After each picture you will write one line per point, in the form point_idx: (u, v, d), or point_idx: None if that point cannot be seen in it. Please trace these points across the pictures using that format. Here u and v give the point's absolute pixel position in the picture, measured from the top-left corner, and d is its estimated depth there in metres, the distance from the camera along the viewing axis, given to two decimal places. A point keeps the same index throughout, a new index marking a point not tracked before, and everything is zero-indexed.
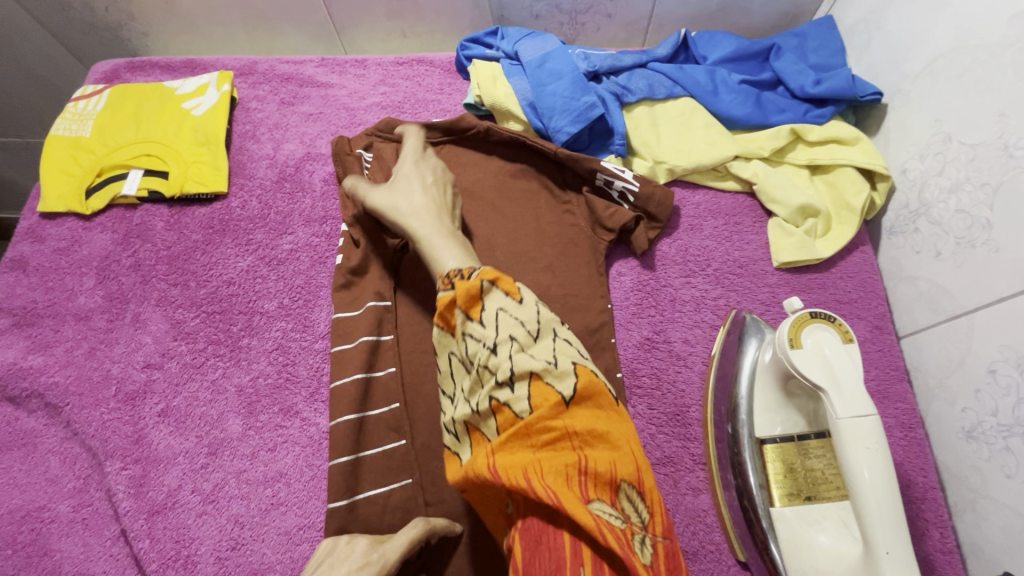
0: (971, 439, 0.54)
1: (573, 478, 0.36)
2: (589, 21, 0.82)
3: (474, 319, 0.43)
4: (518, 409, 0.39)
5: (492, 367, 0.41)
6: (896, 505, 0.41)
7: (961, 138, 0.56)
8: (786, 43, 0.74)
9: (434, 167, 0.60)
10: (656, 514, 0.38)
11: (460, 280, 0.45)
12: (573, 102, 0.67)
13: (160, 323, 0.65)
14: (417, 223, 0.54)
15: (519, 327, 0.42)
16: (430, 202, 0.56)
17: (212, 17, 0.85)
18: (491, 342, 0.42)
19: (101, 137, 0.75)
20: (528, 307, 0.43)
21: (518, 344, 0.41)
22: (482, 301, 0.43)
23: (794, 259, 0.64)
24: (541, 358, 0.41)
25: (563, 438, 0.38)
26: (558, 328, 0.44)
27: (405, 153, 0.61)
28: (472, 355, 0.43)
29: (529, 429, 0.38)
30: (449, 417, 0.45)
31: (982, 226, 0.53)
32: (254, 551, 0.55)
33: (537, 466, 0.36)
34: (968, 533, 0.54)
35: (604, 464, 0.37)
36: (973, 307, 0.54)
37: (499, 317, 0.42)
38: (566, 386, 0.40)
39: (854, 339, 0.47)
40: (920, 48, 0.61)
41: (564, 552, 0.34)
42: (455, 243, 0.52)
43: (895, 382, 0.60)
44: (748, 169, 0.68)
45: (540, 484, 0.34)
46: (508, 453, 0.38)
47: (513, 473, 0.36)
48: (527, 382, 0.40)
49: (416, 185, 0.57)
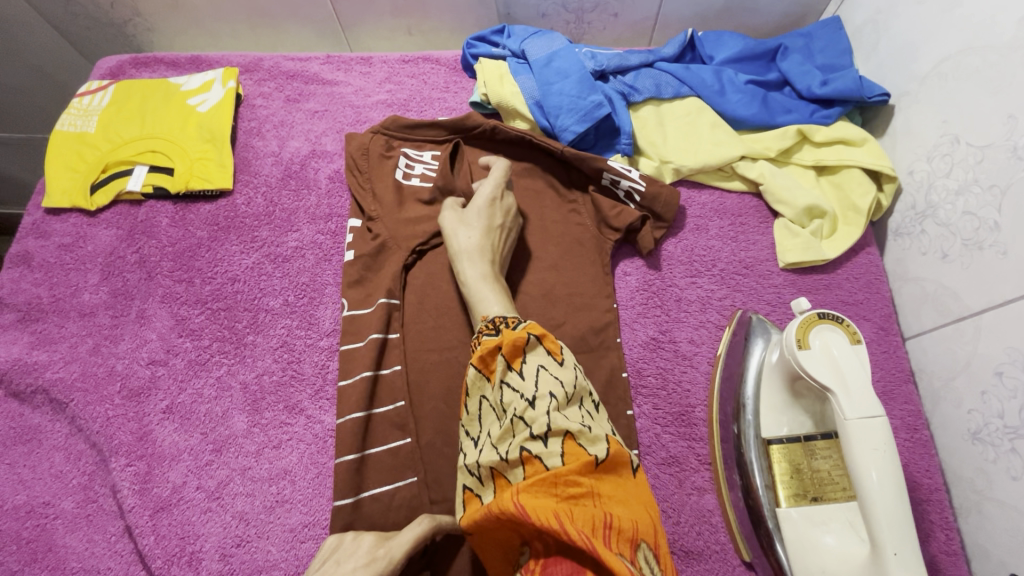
0: (977, 441, 0.54)
1: (601, 530, 0.36)
2: (595, 20, 0.82)
3: (514, 369, 0.46)
4: (550, 463, 0.40)
5: (528, 418, 0.43)
6: (904, 506, 0.41)
7: (969, 139, 0.56)
8: (793, 43, 0.74)
9: (504, 211, 0.62)
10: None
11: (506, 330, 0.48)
12: (580, 101, 0.67)
13: (165, 319, 0.65)
14: (476, 266, 0.58)
15: (557, 386, 0.44)
16: (490, 252, 0.59)
17: (218, 14, 0.85)
18: (529, 394, 0.44)
19: (106, 133, 0.75)
20: (567, 370, 0.46)
21: (556, 402, 0.43)
22: (525, 354, 0.46)
23: (800, 260, 0.64)
24: (576, 420, 0.43)
25: (589, 494, 0.38)
26: (590, 399, 0.46)
27: (488, 185, 0.62)
28: (508, 403, 0.44)
29: (558, 479, 0.38)
30: (470, 460, 0.45)
31: (990, 228, 0.53)
32: (259, 548, 0.55)
33: (567, 513, 0.36)
34: (973, 535, 0.54)
35: (627, 522, 0.38)
36: (980, 309, 0.54)
37: (540, 373, 0.45)
38: (599, 450, 0.41)
39: (862, 340, 0.47)
40: (928, 49, 0.61)
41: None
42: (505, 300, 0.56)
43: (900, 384, 0.60)
44: (754, 170, 0.68)
45: (575, 526, 0.34)
46: (534, 496, 0.38)
47: (543, 514, 0.36)
48: (560, 439, 0.41)
49: (485, 226, 0.60)
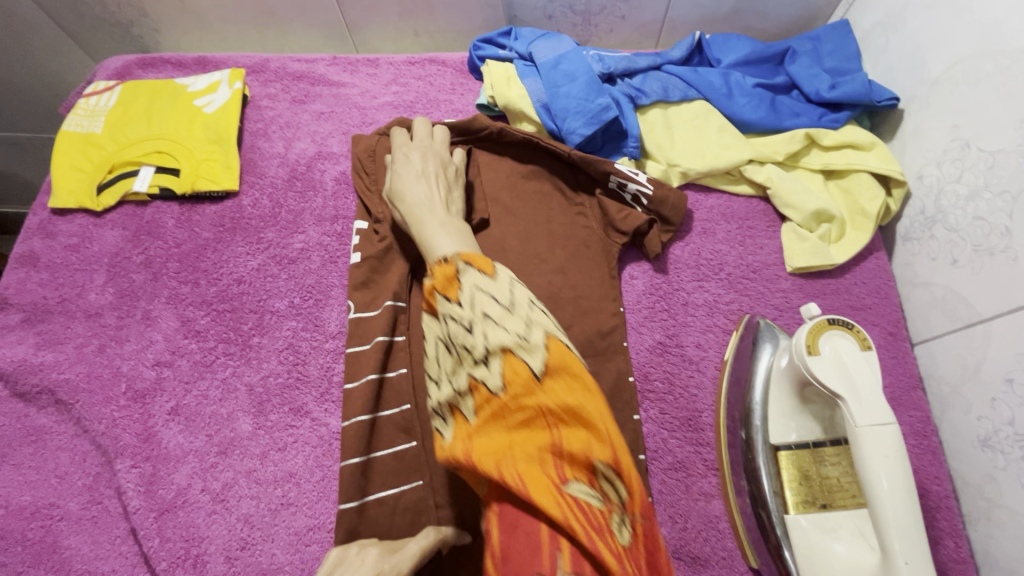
0: (987, 448, 0.54)
1: (546, 463, 0.37)
2: (602, 23, 0.81)
3: (452, 300, 0.43)
4: (494, 386, 0.39)
5: (470, 347, 0.41)
6: (915, 514, 0.41)
7: (980, 145, 0.55)
8: (801, 46, 0.74)
9: (425, 158, 0.61)
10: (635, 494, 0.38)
11: (440, 266, 0.46)
12: (587, 104, 0.67)
13: (171, 321, 0.65)
14: (412, 213, 0.56)
15: (492, 303, 0.42)
16: (419, 194, 0.58)
17: (225, 15, 0.85)
18: (467, 322, 0.42)
19: (113, 133, 0.75)
20: (502, 283, 0.43)
21: (493, 320, 0.41)
22: (458, 281, 0.44)
23: (808, 264, 0.64)
24: (513, 332, 0.40)
25: (536, 418, 0.38)
26: (534, 304, 0.43)
27: (398, 151, 0.63)
28: (452, 335, 0.43)
29: (503, 409, 0.39)
30: (433, 401, 0.44)
31: (1000, 234, 0.53)
32: (264, 551, 0.55)
33: (510, 452, 0.37)
34: (981, 542, 0.54)
35: (580, 445, 0.37)
36: (991, 316, 0.53)
37: (475, 296, 0.42)
38: (540, 360, 0.39)
39: (872, 347, 0.46)
40: (938, 53, 0.61)
41: (540, 538, 0.35)
42: (443, 232, 0.54)
43: (909, 390, 0.59)
44: (762, 173, 0.67)
45: (512, 474, 0.36)
46: (483, 437, 0.39)
47: (487, 460, 0.37)
48: (500, 357, 0.39)
49: (408, 178, 0.59)
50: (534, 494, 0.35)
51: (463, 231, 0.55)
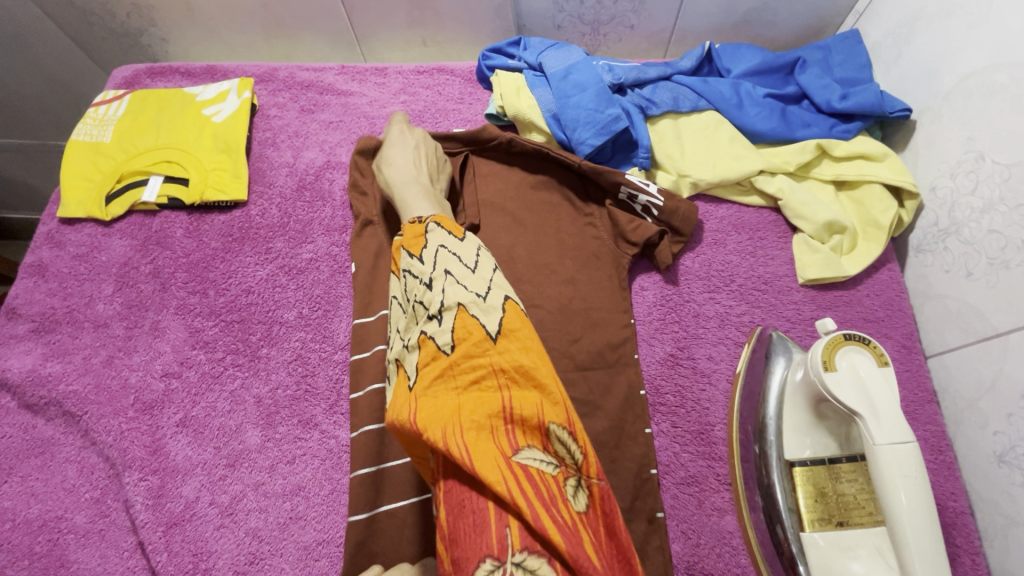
0: (1003, 464, 0.53)
1: (497, 429, 0.35)
2: (611, 32, 0.81)
3: (416, 257, 0.48)
4: (442, 341, 0.40)
5: (427, 301, 0.44)
6: (935, 533, 0.40)
7: (995, 157, 0.55)
8: (811, 56, 0.73)
9: (419, 136, 0.66)
10: (588, 457, 0.38)
11: (412, 225, 0.51)
12: (598, 114, 0.67)
13: (179, 331, 0.65)
14: (398, 180, 0.61)
15: (456, 262, 0.45)
16: (408, 164, 0.62)
17: (234, 25, 0.86)
18: (428, 278, 0.45)
19: (122, 143, 0.75)
20: (467, 245, 0.47)
21: (453, 278, 0.44)
22: (427, 241, 0.48)
23: (820, 276, 0.63)
24: (471, 290, 0.43)
25: (488, 378, 0.37)
26: (496, 269, 0.46)
27: (395, 127, 0.68)
28: (413, 290, 0.46)
29: (454, 369, 0.38)
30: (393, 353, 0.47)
31: (1017, 247, 0.52)
32: (273, 566, 0.54)
33: (458, 419, 0.35)
34: (998, 559, 0.53)
35: (532, 409, 0.37)
36: (1008, 330, 0.53)
37: (440, 255, 0.46)
38: (490, 319, 0.41)
39: (889, 363, 0.46)
40: (951, 65, 0.61)
41: (487, 515, 0.33)
42: (424, 198, 0.59)
43: (924, 404, 0.59)
44: (773, 184, 0.67)
45: (459, 443, 0.33)
46: (430, 402, 0.37)
47: (434, 427, 0.35)
48: (452, 313, 0.41)
49: (399, 148, 0.64)
50: (482, 466, 0.33)
51: (442, 201, 0.60)
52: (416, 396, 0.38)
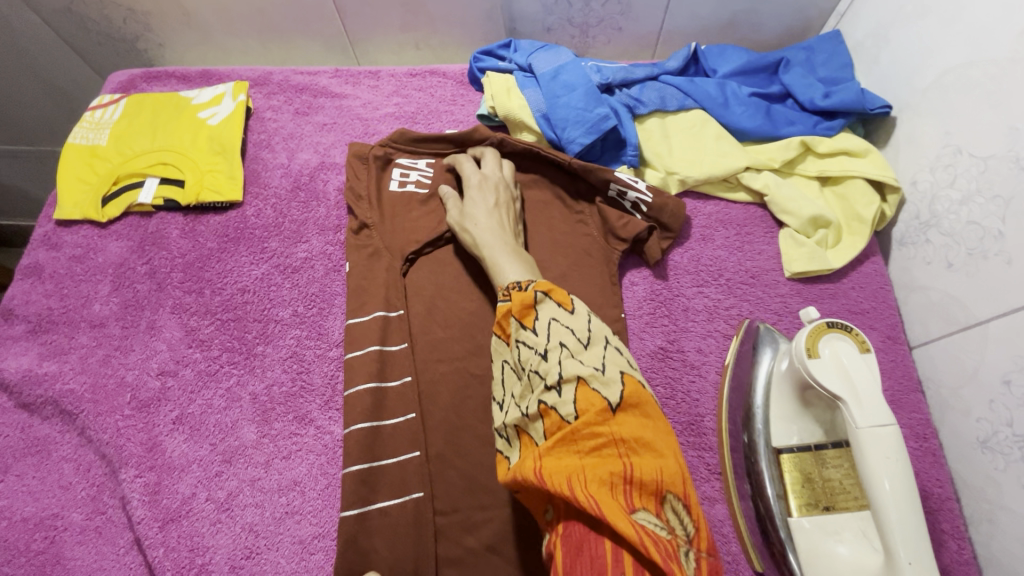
0: (987, 450, 0.54)
1: (618, 487, 0.37)
2: (600, 34, 0.83)
3: (528, 328, 0.46)
4: (564, 412, 0.41)
5: (542, 371, 0.43)
6: (918, 515, 0.41)
7: (972, 150, 0.56)
8: (795, 57, 0.75)
9: (496, 190, 0.64)
10: (703, 530, 0.38)
11: (516, 291, 0.49)
12: (587, 113, 0.68)
13: (175, 330, 0.66)
14: (483, 244, 0.59)
15: (569, 335, 0.45)
16: (493, 225, 0.60)
17: (229, 30, 0.87)
18: (542, 348, 0.44)
19: (117, 146, 0.76)
20: (579, 317, 0.46)
21: (568, 351, 0.44)
22: (535, 310, 0.47)
23: (806, 270, 0.65)
24: (589, 363, 0.43)
25: (609, 445, 0.39)
26: (609, 341, 0.46)
27: (469, 179, 0.65)
28: (524, 360, 0.45)
29: (576, 434, 0.40)
30: (498, 422, 0.47)
31: (994, 238, 0.54)
32: (268, 560, 0.55)
33: (582, 474, 0.37)
34: (984, 544, 0.54)
35: (652, 474, 0.38)
36: (988, 318, 0.54)
37: (552, 326, 0.45)
38: (612, 393, 0.41)
39: (871, 350, 0.47)
40: (929, 63, 0.62)
41: (605, 560, 0.34)
42: (514, 260, 0.57)
43: (909, 393, 0.60)
44: (759, 181, 0.69)
45: (585, 493, 0.36)
46: (554, 458, 0.39)
47: (559, 481, 0.37)
48: (573, 386, 0.42)
49: (480, 206, 0.62)
50: (608, 514, 0.35)
51: (531, 259, 0.59)
52: (539, 453, 0.40)
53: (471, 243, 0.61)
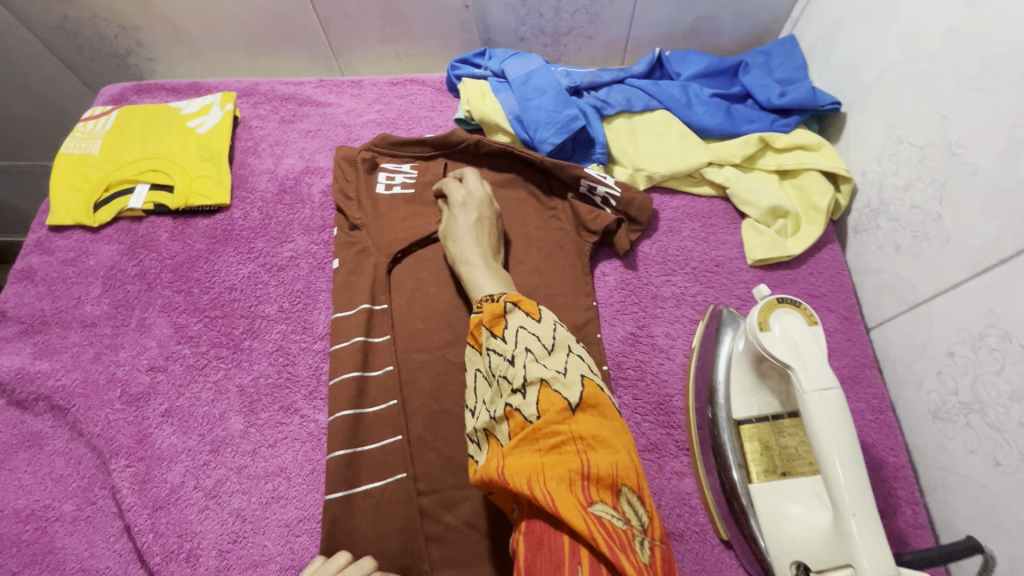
0: (937, 419, 0.57)
1: (575, 483, 0.40)
2: (570, 43, 0.88)
3: (497, 335, 0.49)
4: (528, 413, 0.44)
5: (510, 376, 0.46)
6: (860, 469, 0.43)
7: (911, 140, 0.61)
8: (753, 60, 0.80)
9: (477, 207, 0.65)
10: (654, 519, 0.41)
11: (489, 302, 0.52)
12: (556, 114, 0.73)
13: (165, 328, 0.68)
14: (462, 260, 0.62)
15: (534, 341, 0.48)
16: (472, 241, 0.63)
17: (217, 44, 0.91)
18: (509, 354, 0.47)
19: (109, 154, 0.79)
20: (545, 325, 0.50)
21: (533, 355, 0.47)
22: (504, 319, 0.50)
23: (767, 256, 0.68)
24: (551, 367, 0.46)
25: (568, 442, 0.41)
26: (572, 347, 0.49)
27: (453, 197, 0.67)
28: (495, 366, 0.48)
29: (536, 433, 0.42)
30: (471, 427, 0.50)
31: (934, 219, 0.58)
32: (255, 544, 0.56)
33: (542, 472, 0.40)
34: (939, 509, 0.57)
35: (607, 468, 0.41)
36: (932, 295, 0.58)
37: (519, 333, 0.48)
38: (572, 394, 0.44)
39: (819, 322, 0.50)
40: (872, 61, 0.67)
41: (562, 553, 0.37)
42: (490, 275, 0.60)
43: (865, 369, 0.63)
44: (720, 175, 0.73)
45: (542, 489, 0.38)
46: (516, 456, 0.42)
47: (519, 479, 0.40)
48: (537, 387, 0.45)
49: (460, 222, 0.64)
50: (564, 510, 0.37)
51: (507, 274, 0.61)
52: (502, 453, 0.43)
53: (452, 259, 0.64)
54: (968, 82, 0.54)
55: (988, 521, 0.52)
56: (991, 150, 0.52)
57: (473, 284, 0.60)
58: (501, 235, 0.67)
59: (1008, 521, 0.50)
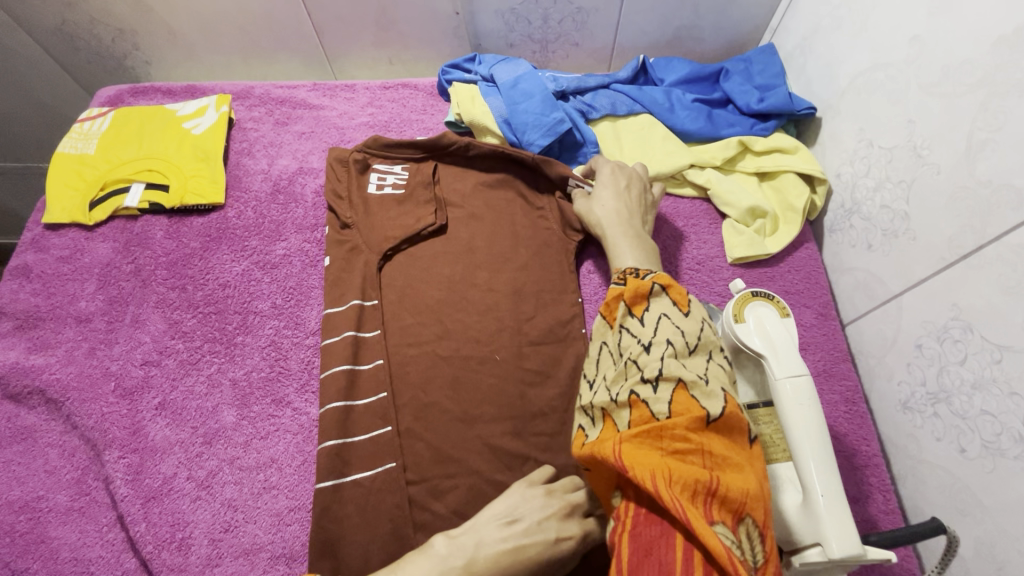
0: (907, 410, 0.60)
1: (700, 496, 0.39)
2: (558, 49, 0.90)
3: (635, 317, 0.51)
4: (657, 409, 0.44)
5: (642, 362, 0.47)
6: (827, 450, 0.46)
7: (881, 143, 0.64)
8: (734, 66, 0.83)
9: (629, 177, 0.69)
10: (770, 561, 0.39)
11: (635, 279, 0.54)
12: (543, 117, 0.75)
13: (159, 323, 0.69)
14: (607, 226, 0.66)
15: (677, 334, 0.48)
16: (619, 208, 0.66)
17: (213, 47, 0.93)
18: (646, 340, 0.49)
19: (105, 155, 0.80)
20: (692, 322, 0.49)
21: (673, 350, 0.47)
22: (648, 302, 0.51)
23: (746, 255, 0.71)
24: (692, 370, 0.46)
25: (697, 453, 0.41)
26: (713, 355, 0.48)
27: (600, 164, 0.71)
28: (626, 347, 0.50)
29: (663, 432, 0.42)
30: (587, 400, 0.51)
31: (902, 218, 0.61)
32: (246, 532, 0.58)
33: (668, 472, 0.40)
34: (910, 496, 0.59)
35: (734, 490, 0.40)
36: (901, 291, 0.61)
37: (661, 322, 0.49)
38: (712, 405, 0.43)
39: (790, 314, 0.53)
40: (844, 69, 0.70)
41: (674, 564, 0.38)
42: (629, 246, 0.63)
43: (839, 362, 0.65)
44: (702, 177, 0.76)
45: (668, 493, 0.38)
46: (637, 446, 0.42)
47: (642, 472, 0.40)
48: (671, 385, 0.45)
49: (610, 189, 0.68)
50: (694, 521, 0.38)
51: (645, 242, 0.64)
52: (620, 437, 0.43)
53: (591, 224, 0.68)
54: (931, 87, 0.57)
55: (955, 506, 0.54)
56: (953, 152, 0.55)
57: (614, 255, 0.64)
58: (649, 202, 0.70)
59: (972, 505, 0.52)
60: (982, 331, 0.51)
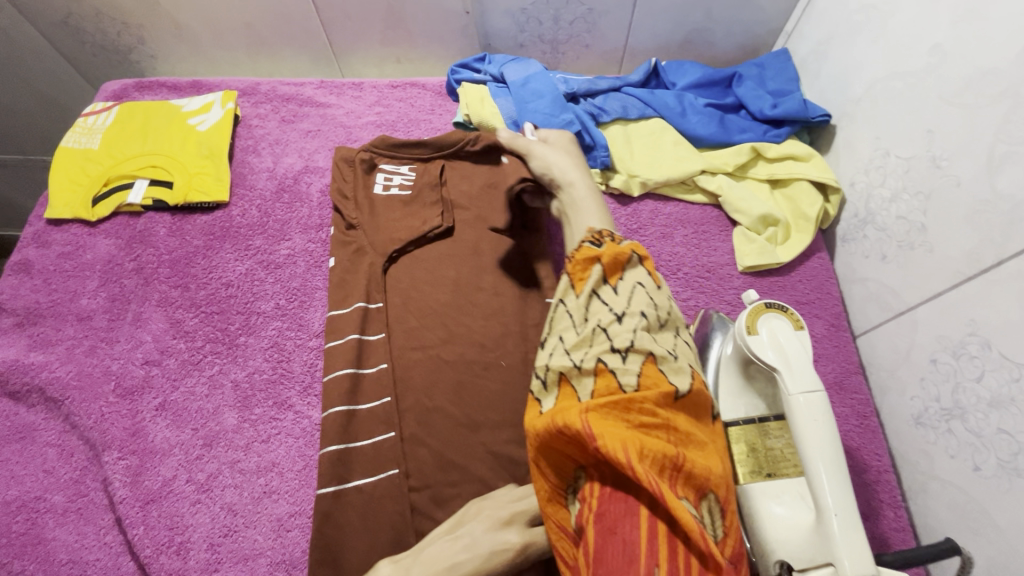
0: (920, 425, 0.59)
1: (668, 471, 0.38)
2: (569, 50, 0.89)
3: (610, 284, 0.49)
4: (626, 379, 0.42)
5: (612, 333, 0.45)
6: (843, 470, 0.44)
7: (897, 152, 0.63)
8: (747, 72, 0.82)
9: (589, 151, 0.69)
10: (729, 536, 0.39)
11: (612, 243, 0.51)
12: (553, 118, 0.75)
13: (160, 322, 0.68)
14: (575, 173, 0.63)
15: (650, 307, 0.47)
16: (584, 166, 0.65)
17: (219, 42, 0.91)
18: (619, 309, 0.47)
19: (108, 150, 0.79)
20: (663, 297, 0.49)
21: (646, 322, 0.46)
22: (624, 271, 0.49)
23: (757, 263, 0.70)
24: (663, 347, 0.45)
25: (663, 427, 0.40)
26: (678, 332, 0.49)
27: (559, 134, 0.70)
28: (595, 314, 0.47)
29: (631, 404, 0.40)
30: (542, 362, 0.47)
31: (918, 230, 0.60)
32: (246, 538, 0.57)
33: (638, 444, 0.38)
34: (921, 513, 0.58)
35: (698, 466, 0.39)
36: (915, 303, 0.60)
37: (635, 292, 0.48)
38: (681, 381, 0.44)
39: (805, 327, 0.52)
40: (861, 76, 0.69)
41: (641, 546, 0.35)
42: (594, 204, 0.60)
43: (850, 375, 0.64)
44: (713, 183, 0.74)
45: (641, 466, 0.36)
46: (604, 416, 0.39)
47: (614, 444, 0.37)
48: (640, 358, 0.44)
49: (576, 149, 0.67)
50: (666, 494, 0.36)
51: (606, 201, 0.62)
52: (586, 407, 0.40)
53: (547, 177, 0.65)
54: (951, 97, 0.56)
55: (967, 525, 0.53)
56: (973, 164, 0.53)
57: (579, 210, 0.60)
58: None
59: (985, 525, 0.51)
60: (1001, 347, 0.50)
